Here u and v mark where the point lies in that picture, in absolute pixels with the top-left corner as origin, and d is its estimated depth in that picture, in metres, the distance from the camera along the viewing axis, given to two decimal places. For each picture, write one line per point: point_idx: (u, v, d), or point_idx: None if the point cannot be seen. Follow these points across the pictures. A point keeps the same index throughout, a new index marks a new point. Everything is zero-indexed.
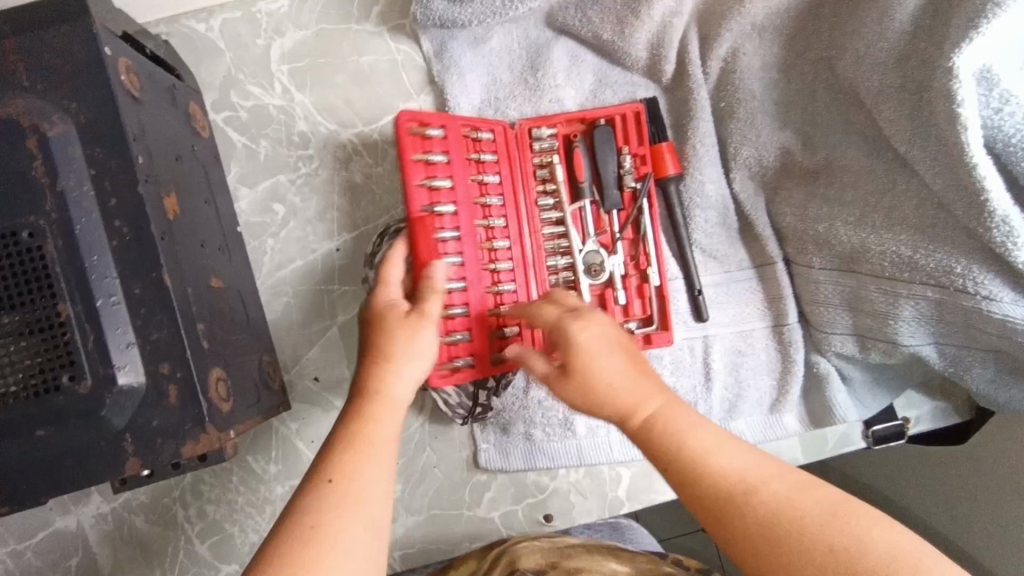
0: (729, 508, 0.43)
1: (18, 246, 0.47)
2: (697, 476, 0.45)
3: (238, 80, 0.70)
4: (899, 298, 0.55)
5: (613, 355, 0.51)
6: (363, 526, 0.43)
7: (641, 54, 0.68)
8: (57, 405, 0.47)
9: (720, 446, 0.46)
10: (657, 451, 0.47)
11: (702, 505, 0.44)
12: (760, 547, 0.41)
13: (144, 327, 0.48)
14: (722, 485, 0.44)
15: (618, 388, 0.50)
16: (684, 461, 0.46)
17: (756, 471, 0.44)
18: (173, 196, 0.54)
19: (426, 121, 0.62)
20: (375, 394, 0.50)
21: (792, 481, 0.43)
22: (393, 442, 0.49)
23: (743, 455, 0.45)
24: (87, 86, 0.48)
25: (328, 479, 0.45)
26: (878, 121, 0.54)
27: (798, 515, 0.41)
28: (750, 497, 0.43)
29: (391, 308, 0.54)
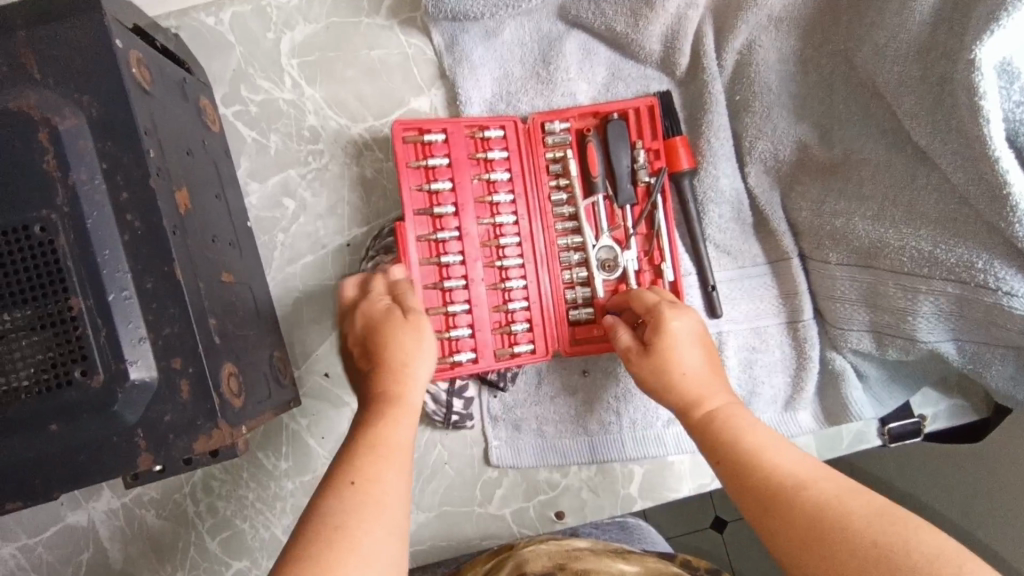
0: (776, 497, 0.43)
1: (30, 240, 0.47)
2: (753, 466, 0.46)
3: (248, 74, 0.69)
4: (918, 294, 0.54)
5: (694, 346, 0.55)
6: (388, 528, 0.43)
7: (655, 47, 0.67)
8: (70, 399, 0.47)
9: (784, 445, 0.47)
10: (718, 437, 0.49)
11: (752, 492, 0.45)
12: (800, 539, 0.41)
13: (156, 322, 0.48)
14: (774, 476, 0.45)
15: (695, 376, 0.54)
16: (742, 451, 0.47)
17: (812, 473, 0.44)
18: (184, 190, 0.53)
19: (427, 128, 0.64)
20: (395, 398, 0.52)
21: (843, 485, 0.43)
22: (409, 448, 0.49)
23: (800, 458, 0.46)
24: (98, 78, 0.48)
25: (351, 481, 0.45)
26: (899, 115, 0.53)
27: (844, 512, 0.40)
28: (799, 491, 0.43)
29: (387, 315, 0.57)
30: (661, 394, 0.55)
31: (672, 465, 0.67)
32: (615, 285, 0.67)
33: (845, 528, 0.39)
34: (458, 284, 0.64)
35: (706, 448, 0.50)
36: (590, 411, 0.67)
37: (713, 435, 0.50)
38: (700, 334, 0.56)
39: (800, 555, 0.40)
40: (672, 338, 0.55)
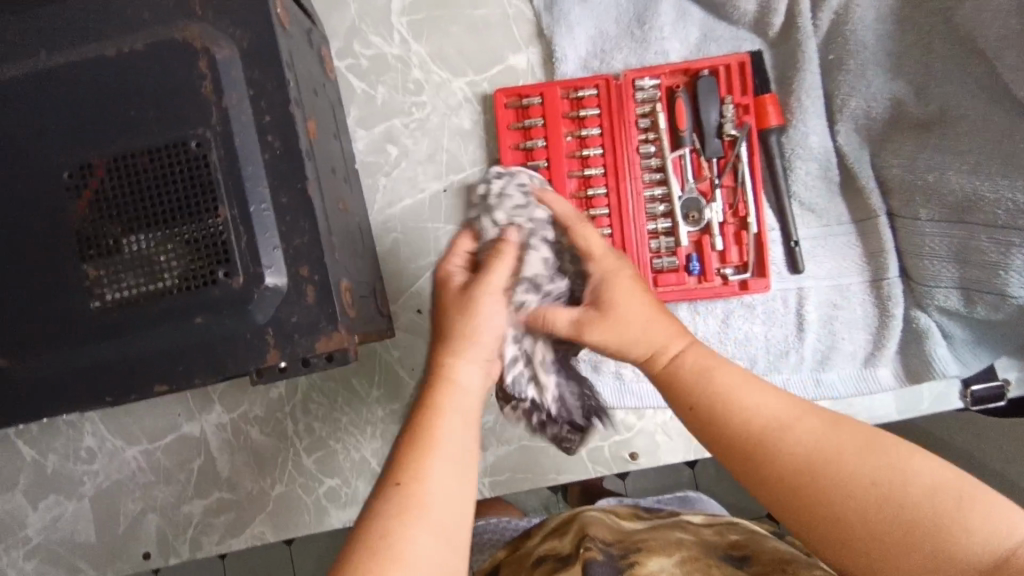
0: (762, 448, 0.44)
1: (187, 155, 0.53)
2: (727, 418, 0.46)
3: (361, 30, 0.75)
4: (1012, 248, 0.55)
5: (638, 294, 0.53)
6: (439, 528, 0.43)
7: (749, 7, 0.68)
8: (214, 296, 0.53)
9: (750, 385, 0.47)
10: (688, 389, 0.49)
11: (733, 446, 0.45)
12: (793, 489, 0.42)
13: (289, 232, 0.54)
14: (750, 421, 0.45)
15: (657, 324, 0.52)
16: (711, 402, 0.47)
17: (784, 409, 0.45)
18: (312, 122, 0.59)
19: (526, 93, 0.72)
20: (444, 381, 0.50)
21: (819, 420, 0.44)
22: (464, 445, 0.47)
23: (765, 394, 0.46)
24: (249, 14, 0.54)
25: (396, 483, 0.44)
26: (999, 68, 0.54)
27: (833, 454, 0.42)
28: (781, 437, 0.44)
29: (448, 286, 0.54)
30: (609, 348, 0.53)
31: None
32: (699, 237, 0.69)
33: (841, 471, 0.41)
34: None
35: (672, 397, 0.50)
36: None
37: (679, 385, 0.49)
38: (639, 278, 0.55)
39: (796, 504, 0.42)
40: (626, 287, 0.53)
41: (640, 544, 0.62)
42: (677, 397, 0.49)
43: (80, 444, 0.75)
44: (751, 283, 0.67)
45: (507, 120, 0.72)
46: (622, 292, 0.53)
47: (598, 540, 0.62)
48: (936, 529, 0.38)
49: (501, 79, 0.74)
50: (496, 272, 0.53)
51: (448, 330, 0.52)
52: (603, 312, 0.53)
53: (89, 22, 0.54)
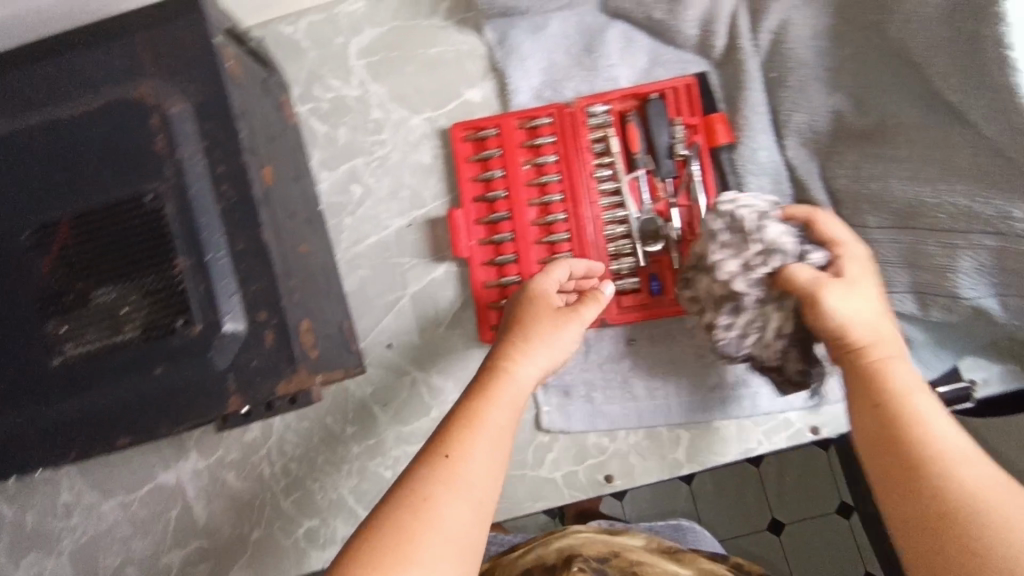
0: (930, 467, 0.43)
1: (143, 209, 0.55)
2: (907, 429, 0.45)
3: (321, 75, 0.77)
4: (958, 250, 0.56)
5: (871, 289, 0.53)
6: (467, 501, 0.46)
7: (692, 31, 0.70)
8: (173, 345, 0.54)
9: (940, 414, 0.46)
10: (876, 388, 0.48)
11: (892, 446, 0.45)
12: (931, 507, 0.41)
13: (246, 277, 0.54)
14: (928, 440, 0.44)
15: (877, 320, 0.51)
16: (894, 409, 0.46)
17: (970, 452, 0.43)
18: (269, 168, 0.60)
19: (482, 126, 0.73)
20: (501, 370, 0.56)
21: (994, 472, 0.42)
22: (502, 427, 0.52)
23: (956, 433, 0.45)
24: (200, 69, 0.56)
25: (444, 454, 0.49)
26: (930, 76, 0.56)
27: (987, 497, 0.40)
28: (954, 467, 0.42)
29: (544, 295, 0.61)
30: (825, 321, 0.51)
31: (719, 430, 0.68)
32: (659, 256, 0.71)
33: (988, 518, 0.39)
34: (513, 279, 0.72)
35: (855, 392, 0.50)
36: (637, 376, 0.70)
37: (866, 382, 0.49)
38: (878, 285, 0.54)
39: (926, 519, 0.41)
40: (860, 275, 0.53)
41: (636, 566, 0.63)
42: (860, 396, 0.49)
43: (59, 499, 0.75)
44: None
45: (466, 153, 0.74)
46: (861, 279, 0.53)
47: (593, 560, 0.63)
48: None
49: (458, 113, 0.76)
50: (589, 309, 0.62)
51: (531, 328, 0.59)
52: (842, 280, 0.53)
53: (46, 87, 0.56)
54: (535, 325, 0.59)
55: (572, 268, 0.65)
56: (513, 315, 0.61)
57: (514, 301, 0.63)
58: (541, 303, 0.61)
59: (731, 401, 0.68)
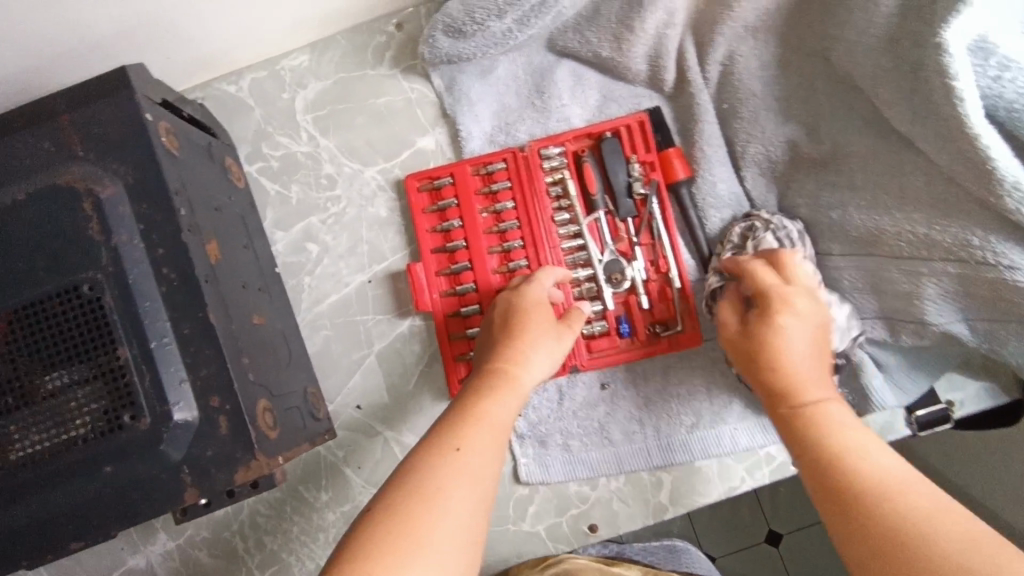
0: (856, 503, 0.40)
1: (81, 299, 0.52)
2: (838, 465, 0.44)
3: (268, 132, 0.76)
4: (921, 278, 0.55)
5: (800, 330, 0.54)
6: (476, 493, 0.45)
7: (641, 67, 0.68)
8: (121, 441, 0.51)
9: (878, 452, 0.44)
10: (808, 434, 0.48)
11: (826, 489, 0.43)
12: (868, 546, 0.38)
13: (194, 363, 0.52)
14: (859, 476, 0.42)
15: (804, 369, 0.52)
16: (827, 449, 0.45)
17: (902, 480, 0.41)
18: (214, 242, 0.58)
19: (437, 175, 0.72)
20: (508, 374, 0.56)
21: (934, 497, 0.39)
22: (502, 422, 0.52)
23: (891, 465, 0.42)
24: (133, 150, 0.54)
25: (454, 448, 0.47)
26: (879, 105, 0.55)
27: (922, 520, 0.37)
28: (882, 498, 0.40)
29: (537, 305, 0.63)
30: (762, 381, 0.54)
31: (700, 470, 0.67)
32: (626, 297, 0.69)
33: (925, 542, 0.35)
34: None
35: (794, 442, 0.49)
36: (612, 421, 0.69)
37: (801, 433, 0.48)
38: (817, 323, 0.55)
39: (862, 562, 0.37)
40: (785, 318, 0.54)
41: None
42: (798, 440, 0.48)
43: None
44: (682, 339, 0.67)
45: (422, 204, 0.72)
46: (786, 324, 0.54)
47: None
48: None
49: (411, 163, 0.74)
50: (575, 319, 0.64)
51: (521, 331, 0.60)
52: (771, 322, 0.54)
53: None
54: (533, 328, 0.60)
55: (557, 276, 0.66)
56: (510, 317, 0.62)
57: (506, 306, 0.64)
58: (536, 311, 0.62)
59: (710, 439, 0.67)
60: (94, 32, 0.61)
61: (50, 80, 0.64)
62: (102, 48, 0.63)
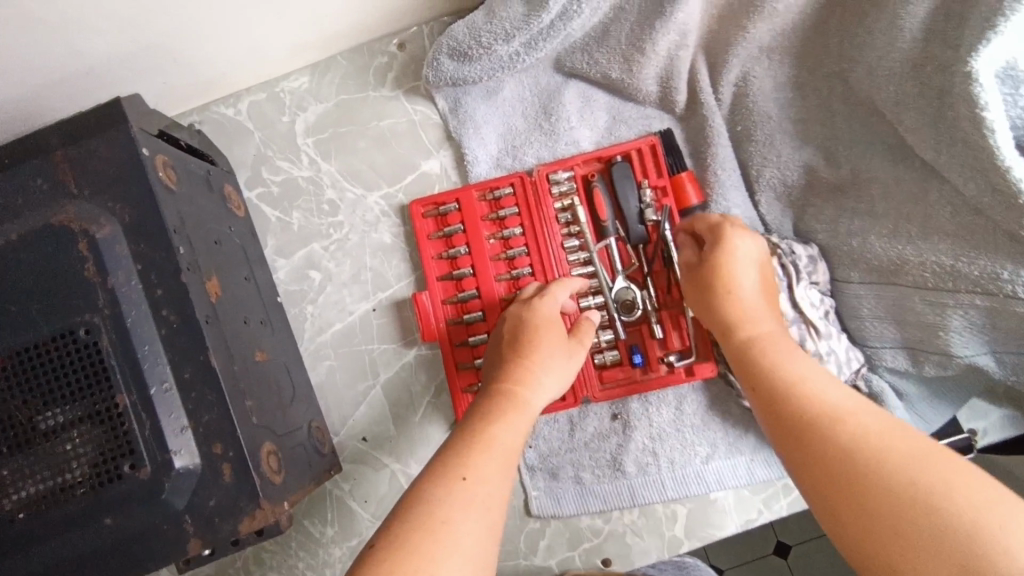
0: (811, 430, 0.41)
1: (77, 344, 0.50)
2: (791, 395, 0.45)
3: (268, 156, 0.74)
4: (946, 309, 0.53)
5: (751, 266, 0.55)
6: (487, 524, 0.42)
7: (652, 88, 0.66)
8: (121, 492, 0.49)
9: (824, 379, 0.46)
10: (760, 367, 0.49)
11: (778, 417, 0.44)
12: (831, 477, 0.39)
13: (196, 409, 0.51)
14: (810, 405, 0.43)
15: (748, 302, 0.54)
16: (780, 381, 0.46)
17: (851, 405, 0.42)
18: (214, 279, 0.56)
19: (442, 201, 0.70)
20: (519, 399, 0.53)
21: (882, 419, 0.41)
22: (513, 447, 0.49)
23: (837, 392, 0.44)
24: (129, 187, 0.52)
25: (462, 477, 0.44)
26: (901, 131, 0.53)
27: (878, 444, 0.38)
28: (835, 424, 0.41)
29: (550, 320, 0.60)
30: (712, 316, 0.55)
31: (716, 501, 0.66)
32: (639, 325, 0.68)
33: (888, 465, 0.37)
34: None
35: (745, 377, 0.50)
36: (625, 452, 0.67)
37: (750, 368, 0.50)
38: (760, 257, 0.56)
39: (820, 482, 0.39)
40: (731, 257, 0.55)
41: None
42: (751, 372, 0.49)
43: None
44: (697, 369, 0.65)
45: (427, 230, 0.70)
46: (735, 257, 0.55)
47: None
48: (978, 539, 0.32)
49: (415, 187, 0.72)
50: (586, 334, 0.62)
51: (528, 342, 0.58)
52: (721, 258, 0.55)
53: None
54: (545, 349, 0.58)
55: (571, 288, 0.64)
56: (521, 332, 0.59)
57: (516, 320, 0.61)
58: (548, 327, 0.59)
59: (725, 471, 0.65)
60: (87, 60, 0.59)
61: (42, 109, 0.62)
62: (96, 76, 0.61)
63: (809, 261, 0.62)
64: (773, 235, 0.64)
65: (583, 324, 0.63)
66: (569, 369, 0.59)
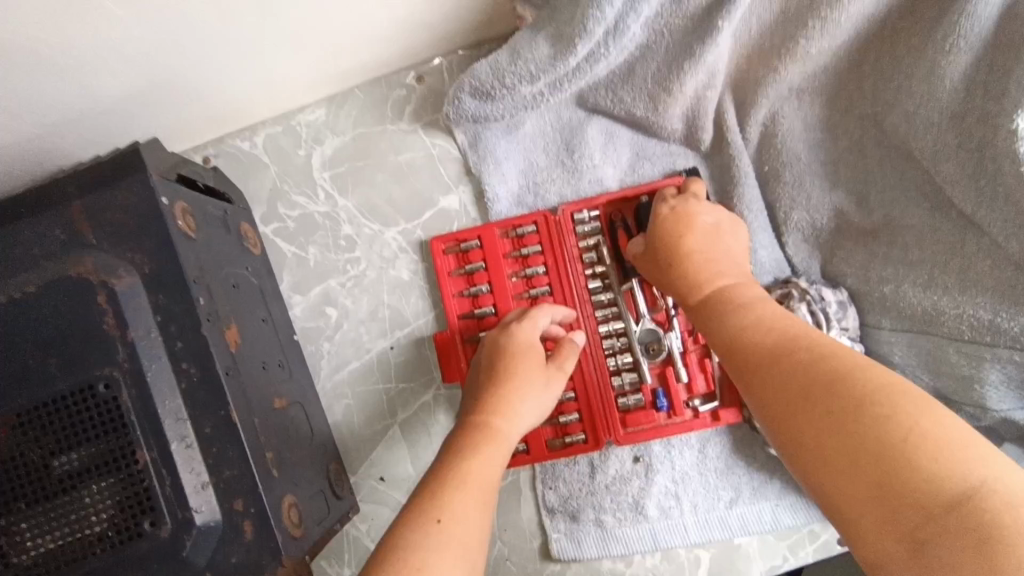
0: (755, 366, 0.44)
1: (96, 399, 0.49)
2: (739, 337, 0.47)
3: (284, 191, 0.73)
4: (983, 362, 0.52)
5: (696, 233, 0.58)
6: (466, 564, 0.42)
7: (677, 126, 0.66)
8: (141, 550, 0.48)
9: (770, 319, 0.47)
10: (711, 314, 0.51)
11: (730, 358, 0.47)
12: (771, 404, 0.41)
13: (217, 465, 0.50)
14: (756, 345, 0.45)
15: (699, 260, 0.56)
16: (730, 326, 0.48)
17: (793, 337, 0.44)
18: (233, 327, 0.55)
19: (463, 238, 0.69)
20: (493, 431, 0.53)
21: (816, 347, 0.42)
22: (488, 482, 0.49)
23: (784, 327, 0.45)
24: (149, 237, 0.51)
25: (436, 520, 0.44)
26: (939, 181, 0.52)
27: (814, 373, 0.40)
28: (776, 358, 0.43)
29: (528, 347, 0.60)
30: (662, 281, 0.58)
31: (740, 547, 0.65)
32: (662, 366, 0.67)
33: (821, 393, 0.38)
34: (575, 418, 0.66)
35: (701, 330, 0.53)
36: (648, 496, 0.66)
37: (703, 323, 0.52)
38: (718, 225, 0.59)
39: (766, 411, 0.42)
40: (675, 231, 0.58)
41: None
42: (705, 319, 0.52)
43: None
44: (722, 414, 0.65)
45: (448, 267, 0.70)
46: (676, 227, 0.58)
47: None
48: (900, 453, 0.34)
49: (435, 224, 0.72)
50: (567, 360, 0.61)
51: (503, 368, 0.58)
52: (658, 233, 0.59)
53: None
54: (523, 374, 0.58)
55: (553, 315, 0.64)
56: (497, 360, 0.59)
57: (492, 347, 0.60)
58: (526, 354, 0.59)
59: (750, 516, 0.64)
60: (103, 99, 0.58)
61: (57, 148, 0.61)
62: (111, 113, 0.60)
63: (839, 306, 0.61)
64: (800, 280, 0.64)
65: (563, 348, 0.62)
66: (549, 395, 0.59)
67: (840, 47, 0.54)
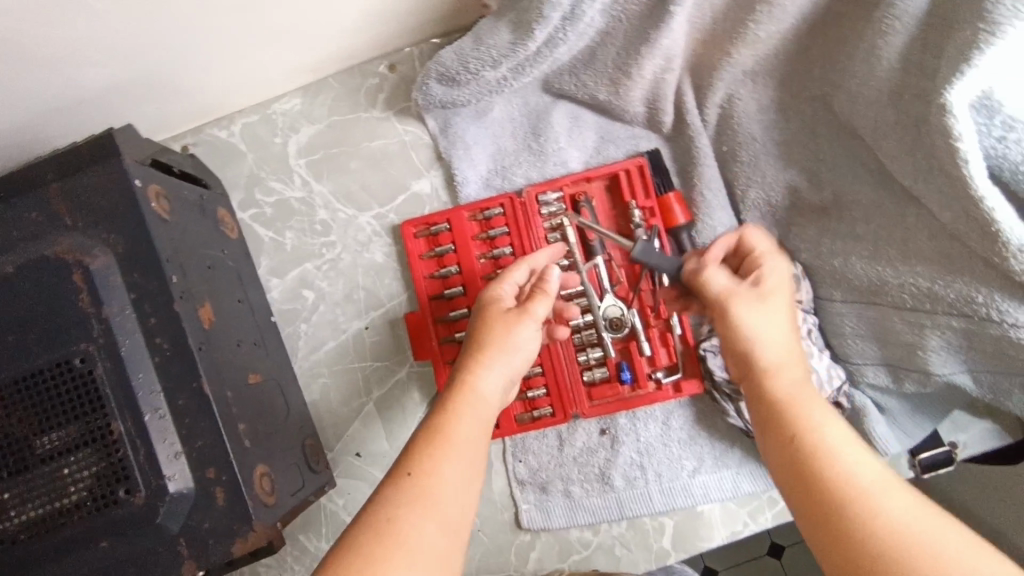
0: (839, 517, 0.38)
1: (72, 373, 0.51)
2: (815, 466, 0.41)
3: (261, 177, 0.75)
4: (925, 329, 0.54)
5: (786, 310, 0.50)
6: (438, 519, 0.42)
7: (638, 109, 0.68)
8: (116, 517, 0.51)
9: (854, 446, 0.42)
10: (781, 420, 0.44)
11: (800, 490, 0.41)
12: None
13: (190, 435, 0.52)
14: (834, 481, 0.39)
15: (786, 342, 0.49)
16: (803, 446, 0.42)
17: (881, 483, 0.39)
18: (207, 306, 0.57)
19: (433, 221, 0.72)
20: (461, 384, 0.51)
21: (914, 505, 0.37)
22: (472, 439, 0.47)
23: (867, 463, 0.40)
24: (122, 220, 0.53)
25: (408, 473, 0.44)
26: (882, 158, 0.54)
27: (921, 551, 0.35)
28: (867, 511, 0.37)
29: (495, 302, 0.56)
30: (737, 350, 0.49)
31: (703, 514, 0.67)
32: (626, 342, 0.69)
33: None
34: (542, 392, 0.69)
35: (762, 438, 0.45)
36: (613, 466, 0.68)
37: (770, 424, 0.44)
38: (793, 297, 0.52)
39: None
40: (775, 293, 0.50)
41: None
42: (768, 427, 0.45)
43: None
44: (683, 386, 0.67)
45: (418, 250, 0.72)
46: (774, 294, 0.50)
47: None
48: None
49: (407, 207, 0.74)
50: (538, 303, 0.55)
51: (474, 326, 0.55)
52: (759, 295, 0.50)
53: None
54: (487, 330, 0.54)
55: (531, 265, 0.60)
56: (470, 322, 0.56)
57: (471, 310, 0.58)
58: (493, 307, 0.56)
59: (712, 483, 0.67)
60: (81, 90, 0.60)
61: (38, 137, 0.63)
62: (90, 104, 0.62)
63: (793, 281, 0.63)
64: None
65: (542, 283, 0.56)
66: (525, 339, 0.54)
67: (786, 31, 0.57)
